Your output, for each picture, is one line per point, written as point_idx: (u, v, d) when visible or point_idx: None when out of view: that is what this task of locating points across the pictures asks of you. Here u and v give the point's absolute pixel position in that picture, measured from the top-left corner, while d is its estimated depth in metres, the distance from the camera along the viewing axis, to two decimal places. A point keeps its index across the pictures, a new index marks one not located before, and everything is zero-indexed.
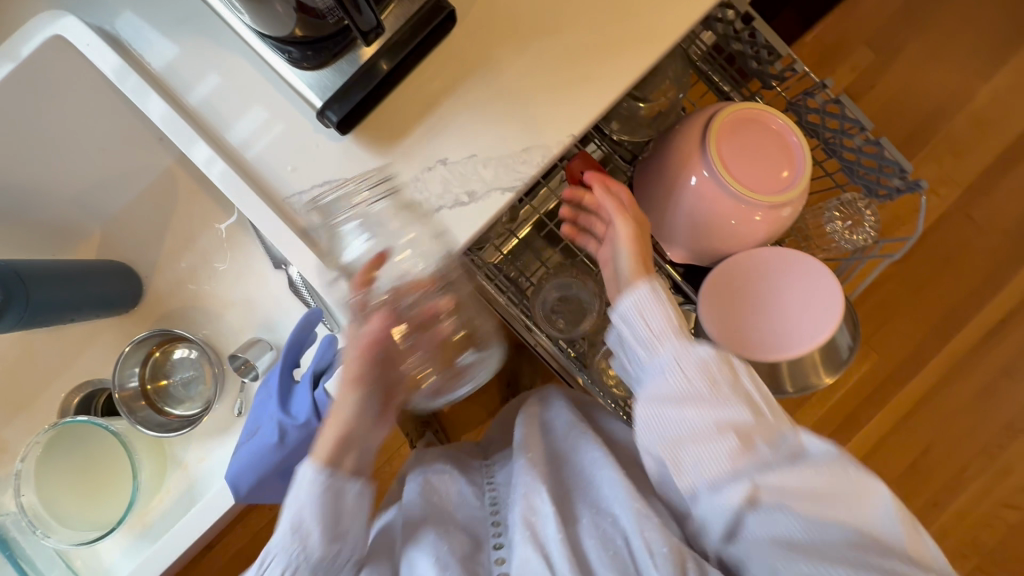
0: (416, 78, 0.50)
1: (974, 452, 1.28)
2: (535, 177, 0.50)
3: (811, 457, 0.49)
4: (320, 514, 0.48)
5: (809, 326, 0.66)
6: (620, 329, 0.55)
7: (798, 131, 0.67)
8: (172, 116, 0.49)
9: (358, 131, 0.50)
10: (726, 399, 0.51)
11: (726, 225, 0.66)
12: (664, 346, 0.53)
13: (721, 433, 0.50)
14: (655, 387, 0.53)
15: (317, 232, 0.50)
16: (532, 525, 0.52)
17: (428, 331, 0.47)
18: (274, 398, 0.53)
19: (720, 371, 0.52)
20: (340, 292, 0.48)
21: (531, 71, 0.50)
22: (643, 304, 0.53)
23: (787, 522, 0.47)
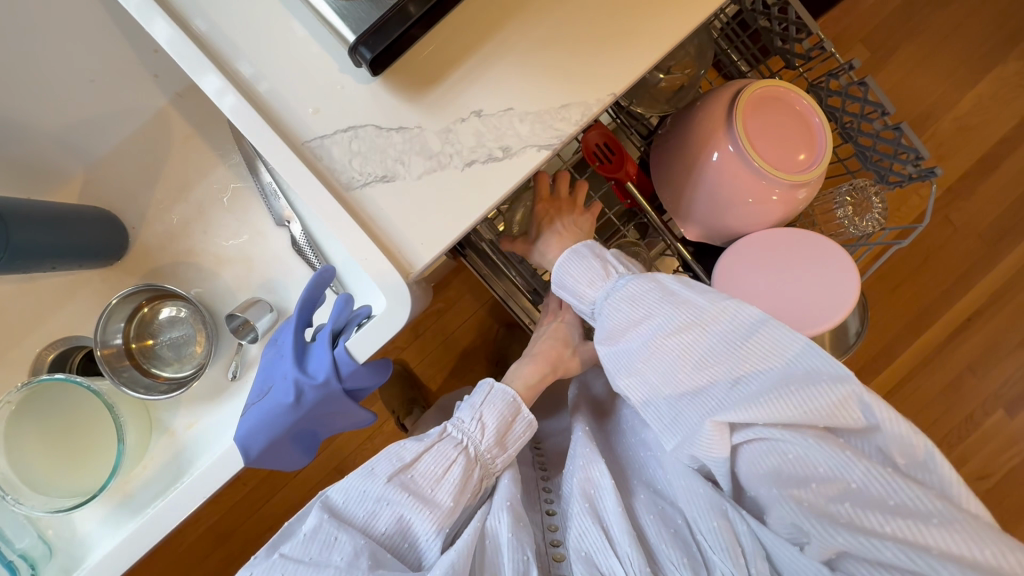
0: (451, 21, 0.47)
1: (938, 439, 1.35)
2: (572, 135, 0.48)
3: (745, 333, 0.46)
4: (500, 421, 0.53)
5: (820, 314, 0.66)
6: (563, 298, 0.59)
7: (820, 112, 0.67)
8: (183, 43, 0.45)
9: (390, 73, 0.47)
10: (653, 309, 0.50)
11: (745, 202, 0.66)
12: (597, 289, 0.55)
13: (665, 352, 0.49)
14: (604, 325, 0.53)
15: (339, 180, 0.46)
16: (592, 498, 0.52)
17: (499, 403, 0.54)
18: (286, 357, 0.49)
19: (642, 289, 0.51)
20: (363, 247, 0.45)
21: (572, 23, 0.48)
22: (568, 262, 0.58)
23: (765, 446, 0.46)
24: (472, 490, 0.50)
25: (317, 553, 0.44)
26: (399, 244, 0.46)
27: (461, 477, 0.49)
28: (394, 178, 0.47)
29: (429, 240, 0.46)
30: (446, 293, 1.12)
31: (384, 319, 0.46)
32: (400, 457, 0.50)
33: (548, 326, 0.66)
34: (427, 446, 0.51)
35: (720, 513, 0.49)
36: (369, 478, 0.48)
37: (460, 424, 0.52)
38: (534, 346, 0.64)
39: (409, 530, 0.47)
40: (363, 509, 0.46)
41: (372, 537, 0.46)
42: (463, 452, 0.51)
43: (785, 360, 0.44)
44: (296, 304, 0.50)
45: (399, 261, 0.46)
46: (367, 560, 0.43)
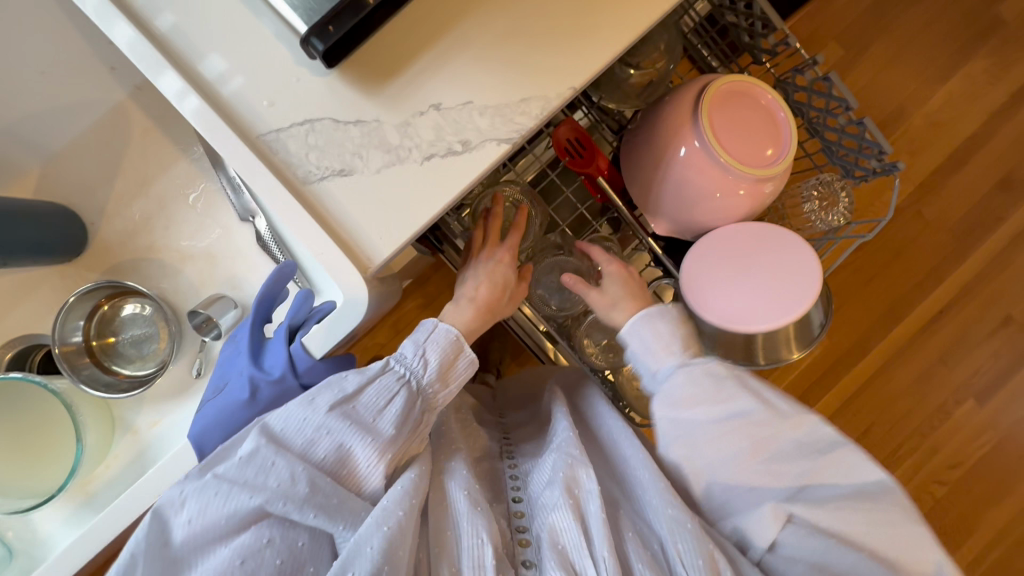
0: (410, 12, 0.46)
1: (908, 429, 1.38)
2: (533, 129, 0.48)
3: (825, 449, 0.50)
4: (445, 359, 0.51)
5: (785, 297, 0.66)
6: (628, 345, 0.58)
7: (784, 107, 0.68)
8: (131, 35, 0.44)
9: (347, 65, 0.46)
10: (736, 398, 0.51)
11: (711, 196, 0.67)
12: (667, 357, 0.55)
13: (737, 442, 0.50)
14: (666, 394, 0.54)
15: (296, 174, 0.46)
16: (575, 495, 0.51)
17: (441, 341, 0.52)
18: (243, 353, 0.49)
19: (726, 375, 0.52)
20: (321, 240, 0.45)
21: (531, 16, 0.47)
22: (652, 315, 0.58)
23: (813, 543, 0.48)
24: (415, 428, 0.48)
25: (253, 476, 0.43)
26: (358, 238, 0.46)
27: (403, 411, 0.48)
28: (351, 172, 0.46)
29: (386, 234, 0.46)
30: (423, 288, 1.11)
31: (342, 314, 0.45)
32: (342, 387, 0.47)
33: (483, 268, 0.62)
34: (368, 379, 0.48)
35: (705, 551, 0.47)
36: (308, 406, 0.46)
37: (402, 358, 0.50)
38: (471, 288, 0.60)
39: (349, 459, 0.45)
40: (303, 432, 0.45)
41: (311, 463, 0.44)
42: (405, 386, 0.49)
43: (855, 477, 0.48)
44: (254, 299, 0.49)
45: (357, 255, 0.46)
46: (304, 489, 0.43)
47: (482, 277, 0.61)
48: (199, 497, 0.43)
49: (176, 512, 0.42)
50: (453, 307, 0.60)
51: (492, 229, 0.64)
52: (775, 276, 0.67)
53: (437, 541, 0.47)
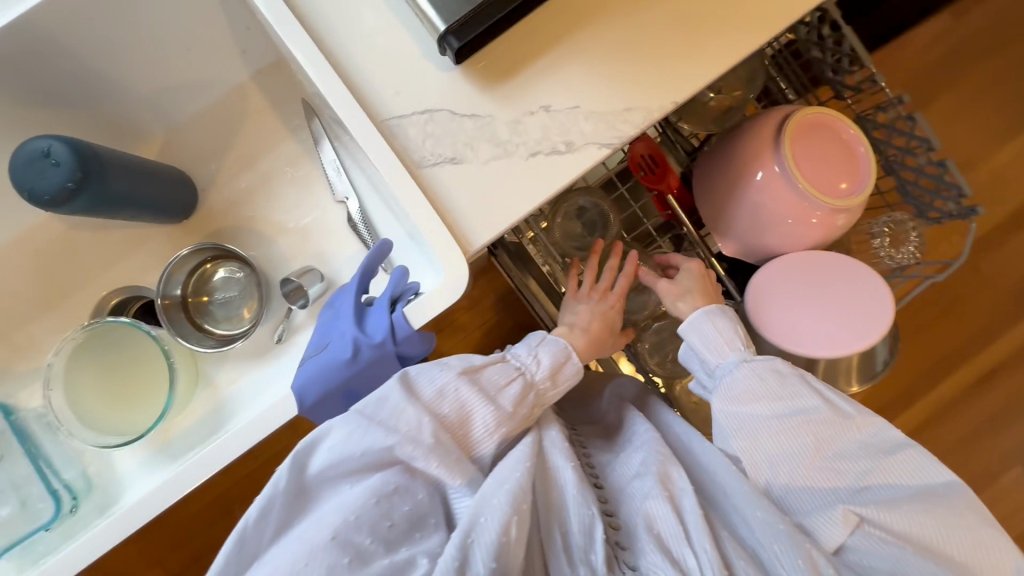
0: (532, 20, 0.50)
1: (951, 488, 1.33)
2: (632, 137, 0.51)
3: (889, 451, 0.52)
4: (556, 360, 0.55)
5: (871, 317, 0.67)
6: (688, 338, 0.61)
7: (866, 142, 0.69)
8: (284, 21, 0.49)
9: (469, 63, 0.50)
10: (798, 394, 0.55)
11: (786, 222, 0.68)
12: (727, 353, 0.59)
13: (800, 435, 0.53)
14: (729, 384, 0.57)
15: (412, 158, 0.50)
16: (669, 487, 0.51)
17: (556, 347, 0.56)
18: (346, 316, 0.52)
19: (787, 371, 0.56)
20: (431, 220, 0.48)
21: (641, 34, 0.51)
22: (715, 313, 0.61)
23: (886, 551, 0.49)
24: (527, 410, 0.52)
25: (385, 416, 0.47)
26: (462, 222, 0.49)
27: (518, 394, 0.52)
28: (462, 161, 0.50)
29: (488, 220, 0.49)
30: (475, 289, 1.15)
31: (441, 291, 0.49)
32: (469, 360, 0.52)
33: (596, 309, 0.63)
34: (489, 362, 0.53)
35: (806, 555, 0.47)
36: (442, 368, 0.50)
37: (517, 355, 0.55)
38: (583, 320, 0.62)
39: (468, 420, 0.50)
40: (435, 386, 0.49)
41: (437, 417, 0.48)
42: (521, 377, 0.53)
43: (921, 480, 0.50)
44: (359, 270, 0.53)
45: (460, 238, 0.49)
46: (430, 438, 0.47)
47: (596, 316, 0.62)
48: (345, 425, 0.46)
49: (325, 435, 0.46)
50: (564, 331, 0.61)
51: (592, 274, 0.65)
52: (864, 294, 0.68)
53: (544, 501, 0.50)
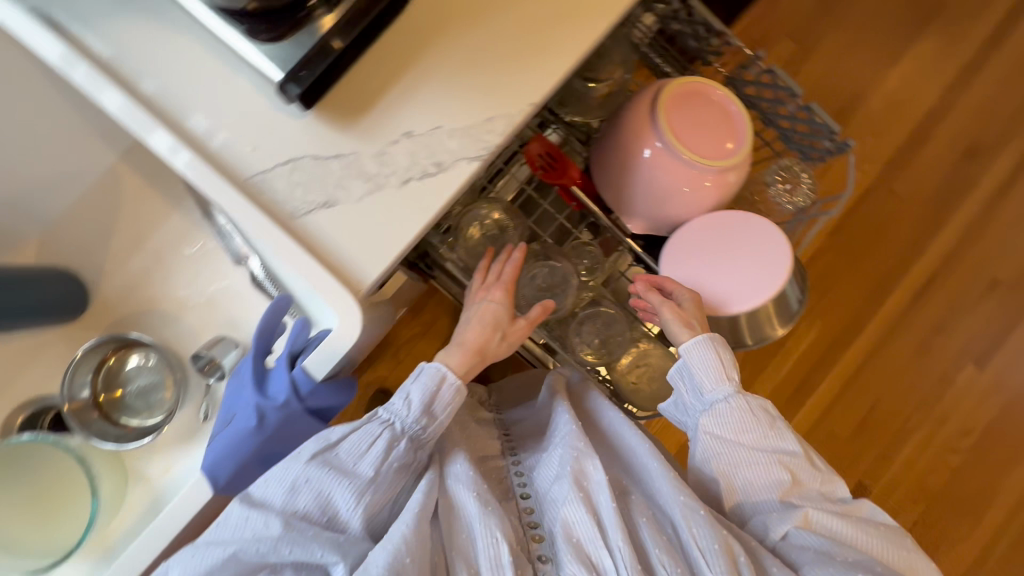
0: (376, 52, 0.50)
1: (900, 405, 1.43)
2: (499, 145, 0.52)
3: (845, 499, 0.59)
4: (427, 396, 0.56)
5: (760, 282, 0.70)
6: (685, 359, 0.63)
7: (736, 100, 0.72)
8: (123, 103, 0.48)
9: (322, 106, 0.50)
10: (781, 436, 0.61)
11: (680, 192, 0.71)
12: (722, 384, 0.62)
13: (777, 469, 0.59)
14: (719, 413, 0.62)
15: (284, 211, 0.49)
16: (585, 488, 0.56)
17: (424, 383, 0.56)
18: (246, 385, 0.51)
19: (775, 416, 0.62)
20: (314, 269, 0.47)
21: (487, 44, 0.52)
22: (717, 343, 0.63)
23: (819, 541, 0.55)
24: (398, 466, 0.54)
25: (233, 534, 0.48)
26: (348, 263, 0.49)
27: (382, 453, 0.53)
28: (335, 203, 0.49)
29: (374, 256, 0.49)
30: (419, 316, 1.14)
31: (339, 336, 0.47)
32: (326, 437, 0.53)
33: (479, 309, 0.63)
34: (354, 427, 0.54)
35: (721, 538, 0.52)
36: (292, 457, 0.51)
37: (388, 406, 0.56)
38: (460, 333, 0.61)
39: (331, 503, 0.51)
40: (285, 484, 0.50)
41: (293, 513, 0.49)
42: (388, 430, 0.54)
43: (866, 515, 0.58)
44: (256, 329, 0.52)
45: (348, 280, 0.48)
46: (278, 530, 0.48)
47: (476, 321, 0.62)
48: (180, 564, 0.47)
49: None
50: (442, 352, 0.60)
51: (491, 271, 0.66)
52: (758, 263, 0.70)
53: (451, 538, 0.53)
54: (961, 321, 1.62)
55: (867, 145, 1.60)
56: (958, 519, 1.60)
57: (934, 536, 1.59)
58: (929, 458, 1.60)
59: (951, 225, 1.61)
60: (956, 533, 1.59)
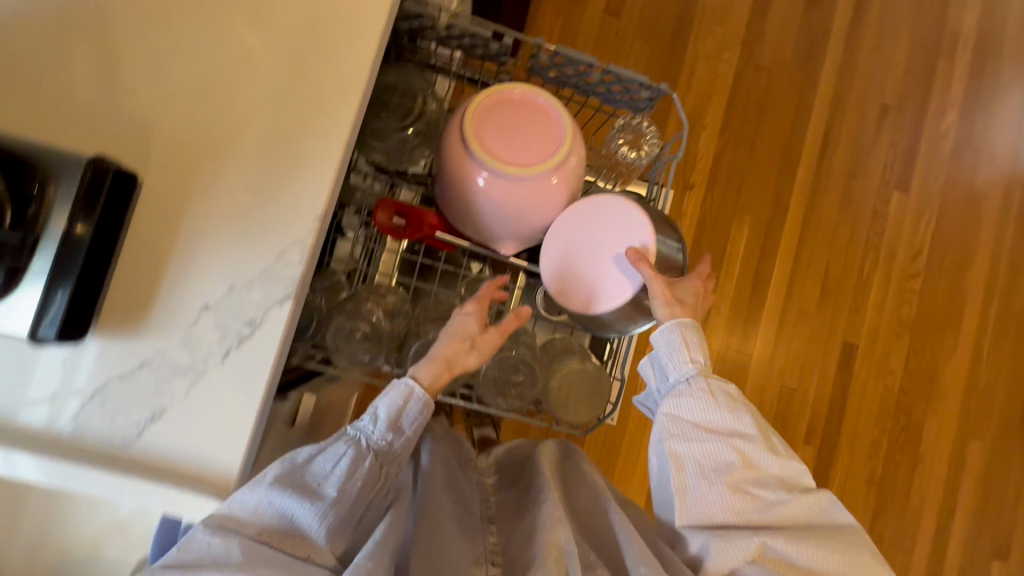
0: (133, 241, 0.46)
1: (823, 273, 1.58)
2: (305, 273, 0.48)
3: (803, 490, 0.61)
4: (392, 411, 0.54)
5: (639, 236, 0.69)
6: (656, 341, 0.67)
7: (542, 91, 0.70)
8: None
9: (101, 322, 0.45)
10: (742, 421, 0.62)
11: (527, 204, 0.69)
12: (685, 370, 0.65)
13: (728, 454, 0.61)
14: (680, 398, 0.64)
15: (113, 446, 0.45)
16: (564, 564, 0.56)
17: (388, 399, 0.55)
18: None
19: (739, 401, 0.64)
20: (172, 490, 0.44)
21: (242, 179, 0.48)
22: (684, 326, 0.66)
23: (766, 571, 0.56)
24: (364, 483, 0.52)
25: (196, 557, 0.45)
26: (206, 464, 0.46)
27: (347, 473, 0.51)
28: (163, 411, 0.46)
29: (229, 444, 0.46)
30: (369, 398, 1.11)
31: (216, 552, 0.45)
32: (292, 459, 0.50)
33: (450, 321, 0.63)
34: (320, 449, 0.52)
35: None
36: (254, 477, 0.48)
37: (357, 424, 0.54)
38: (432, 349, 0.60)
39: (295, 526, 0.48)
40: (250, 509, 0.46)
41: (255, 533, 0.47)
42: (354, 446, 0.52)
43: (818, 514, 0.60)
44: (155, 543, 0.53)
45: (214, 479, 0.46)
46: (240, 557, 0.45)
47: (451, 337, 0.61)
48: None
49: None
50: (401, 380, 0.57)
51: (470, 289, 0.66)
52: (632, 221, 0.69)
53: None
54: (868, 160, 1.65)
55: (718, 36, 1.60)
56: (939, 336, 1.67)
57: (925, 361, 1.65)
58: (892, 295, 1.65)
59: (822, 76, 1.64)
60: (941, 349, 1.67)
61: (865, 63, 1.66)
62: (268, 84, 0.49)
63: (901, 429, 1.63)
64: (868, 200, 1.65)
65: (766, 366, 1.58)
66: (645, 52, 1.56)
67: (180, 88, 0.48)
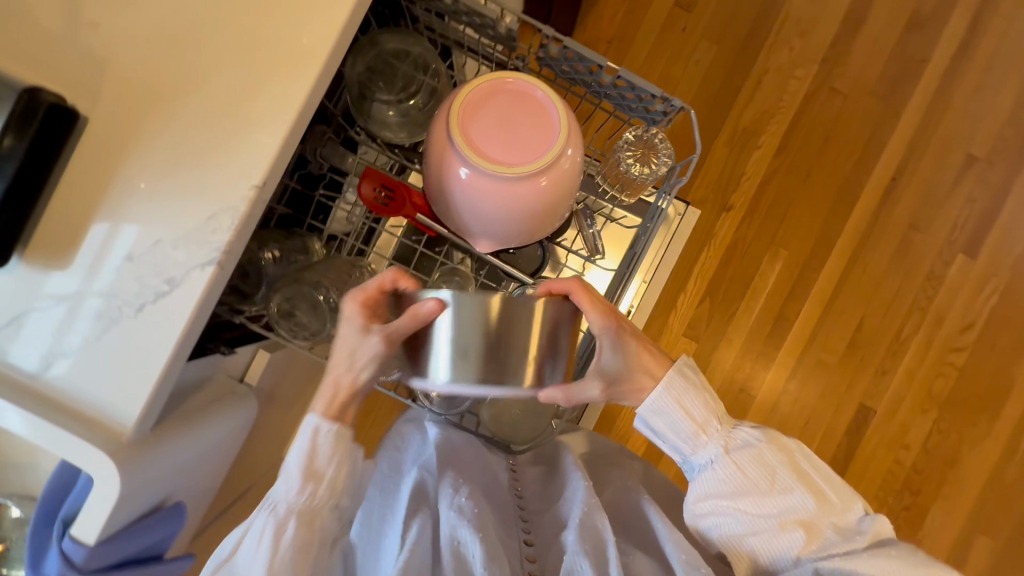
0: (69, 179, 0.46)
1: (848, 329, 1.49)
2: (232, 242, 0.47)
3: (863, 528, 0.55)
4: (304, 458, 0.53)
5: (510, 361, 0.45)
6: (656, 423, 0.57)
7: (541, 85, 0.64)
8: None
9: (28, 251, 0.46)
10: (784, 484, 0.55)
11: (504, 206, 0.64)
12: (706, 442, 0.56)
13: (788, 532, 0.54)
14: (709, 479, 0.56)
15: (25, 372, 0.46)
16: (593, 540, 0.57)
17: (303, 449, 0.53)
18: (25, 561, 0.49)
19: (769, 452, 0.56)
20: (63, 430, 0.45)
21: (185, 133, 0.46)
22: (683, 395, 0.56)
23: None
24: (304, 543, 0.53)
25: None
26: (106, 410, 0.46)
27: (271, 547, 0.51)
28: (74, 352, 0.46)
29: (128, 396, 0.46)
30: None
31: (100, 487, 0.46)
32: (223, 557, 0.53)
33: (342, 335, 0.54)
34: (240, 532, 0.54)
35: None
36: None
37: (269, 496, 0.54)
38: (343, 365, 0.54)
39: None
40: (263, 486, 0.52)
41: None
42: (272, 514, 0.53)
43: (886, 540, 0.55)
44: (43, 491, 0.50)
45: (109, 426, 0.46)
46: None
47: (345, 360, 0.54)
48: None
49: None
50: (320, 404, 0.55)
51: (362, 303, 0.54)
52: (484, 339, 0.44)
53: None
54: (937, 213, 1.49)
55: (795, 50, 1.45)
56: (972, 418, 1.51)
57: (951, 442, 1.50)
58: (928, 364, 1.50)
59: (905, 112, 1.47)
60: (971, 434, 1.51)
61: (960, 105, 1.47)
62: (228, 38, 0.47)
63: (902, 506, 1.51)
64: (925, 257, 1.49)
65: (766, 411, 1.49)
66: (710, 55, 1.44)
67: (137, 28, 0.46)
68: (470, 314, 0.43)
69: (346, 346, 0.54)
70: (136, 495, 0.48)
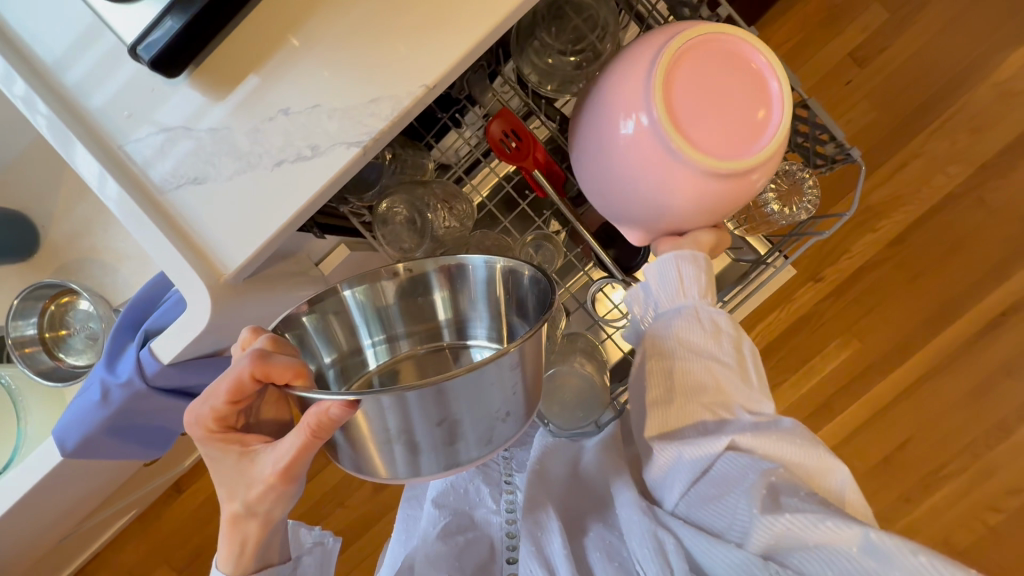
0: (256, 16, 0.46)
1: (886, 444, 1.41)
2: (383, 132, 0.46)
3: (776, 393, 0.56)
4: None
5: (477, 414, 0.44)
6: (648, 276, 0.59)
7: (782, 77, 0.55)
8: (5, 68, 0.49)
9: (196, 72, 0.47)
10: (720, 340, 0.57)
11: (668, 186, 0.55)
12: (679, 299, 0.58)
13: (703, 366, 0.56)
14: (666, 326, 0.58)
15: (154, 184, 0.48)
16: (540, 540, 0.58)
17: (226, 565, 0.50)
18: (103, 359, 0.57)
19: (722, 321, 0.57)
20: (172, 249, 0.46)
21: (379, 10, 0.46)
22: (682, 259, 0.57)
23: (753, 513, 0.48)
24: None
25: None
26: (213, 247, 0.47)
27: None
28: (204, 181, 0.47)
29: (237, 240, 0.47)
30: None
31: (191, 313, 0.47)
32: None
33: (212, 474, 0.48)
34: None
35: (654, 539, 0.52)
36: None
37: None
38: (242, 497, 0.47)
39: None
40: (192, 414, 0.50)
41: None
42: None
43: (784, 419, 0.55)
44: (135, 297, 0.60)
45: (210, 262, 0.47)
46: None
47: (234, 490, 0.48)
48: None
49: None
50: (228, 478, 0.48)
51: (237, 415, 0.48)
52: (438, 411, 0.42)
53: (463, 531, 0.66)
54: None
55: (958, 145, 1.33)
56: None
57: None
58: (956, 511, 1.40)
59: None
60: None
61: None
62: None
63: None
64: (1001, 406, 1.39)
65: None
66: (864, 118, 1.34)
67: None
68: (400, 419, 0.42)
69: (234, 481, 0.47)
70: (212, 333, 0.50)
